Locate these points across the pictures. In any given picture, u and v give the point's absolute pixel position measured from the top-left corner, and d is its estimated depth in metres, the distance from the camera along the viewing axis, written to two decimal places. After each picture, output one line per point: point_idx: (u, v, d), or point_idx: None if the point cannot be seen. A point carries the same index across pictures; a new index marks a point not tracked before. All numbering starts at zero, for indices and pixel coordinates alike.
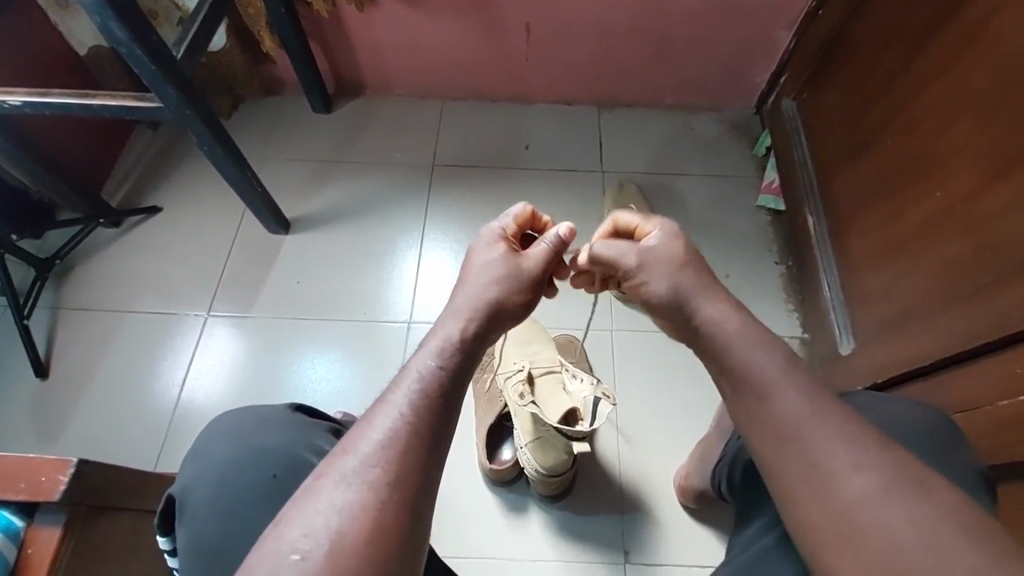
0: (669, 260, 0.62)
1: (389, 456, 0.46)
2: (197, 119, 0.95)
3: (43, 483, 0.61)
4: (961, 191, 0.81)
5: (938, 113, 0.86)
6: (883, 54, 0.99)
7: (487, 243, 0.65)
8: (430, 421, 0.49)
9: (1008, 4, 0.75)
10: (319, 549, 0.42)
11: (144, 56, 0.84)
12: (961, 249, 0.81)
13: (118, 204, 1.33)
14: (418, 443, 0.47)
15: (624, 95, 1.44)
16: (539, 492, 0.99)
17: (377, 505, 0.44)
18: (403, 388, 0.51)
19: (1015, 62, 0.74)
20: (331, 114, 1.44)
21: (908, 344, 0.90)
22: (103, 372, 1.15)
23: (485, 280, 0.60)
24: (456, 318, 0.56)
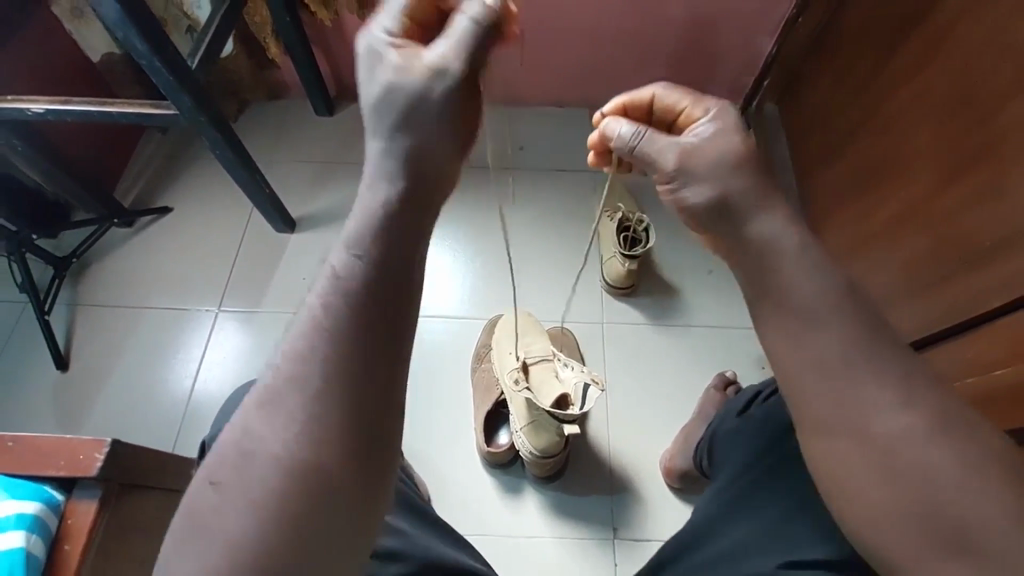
0: (721, 159, 0.55)
1: (303, 373, 0.41)
2: (210, 125, 1.01)
3: (81, 460, 0.67)
4: (927, 187, 0.87)
5: (908, 111, 0.91)
6: (857, 61, 1.05)
7: (370, 57, 0.48)
8: (348, 324, 0.42)
9: (963, 18, 0.81)
10: (234, 480, 0.39)
11: (162, 68, 0.89)
12: (925, 241, 0.87)
13: (130, 205, 1.38)
14: (338, 354, 0.41)
15: (615, 98, 1.50)
16: (533, 474, 1.05)
17: (297, 426, 0.40)
18: (318, 288, 0.44)
19: (980, 61, 0.78)
20: (333, 117, 1.50)
21: (919, 307, 0.90)
22: (120, 364, 1.21)
23: (386, 120, 0.47)
24: (372, 189, 0.46)
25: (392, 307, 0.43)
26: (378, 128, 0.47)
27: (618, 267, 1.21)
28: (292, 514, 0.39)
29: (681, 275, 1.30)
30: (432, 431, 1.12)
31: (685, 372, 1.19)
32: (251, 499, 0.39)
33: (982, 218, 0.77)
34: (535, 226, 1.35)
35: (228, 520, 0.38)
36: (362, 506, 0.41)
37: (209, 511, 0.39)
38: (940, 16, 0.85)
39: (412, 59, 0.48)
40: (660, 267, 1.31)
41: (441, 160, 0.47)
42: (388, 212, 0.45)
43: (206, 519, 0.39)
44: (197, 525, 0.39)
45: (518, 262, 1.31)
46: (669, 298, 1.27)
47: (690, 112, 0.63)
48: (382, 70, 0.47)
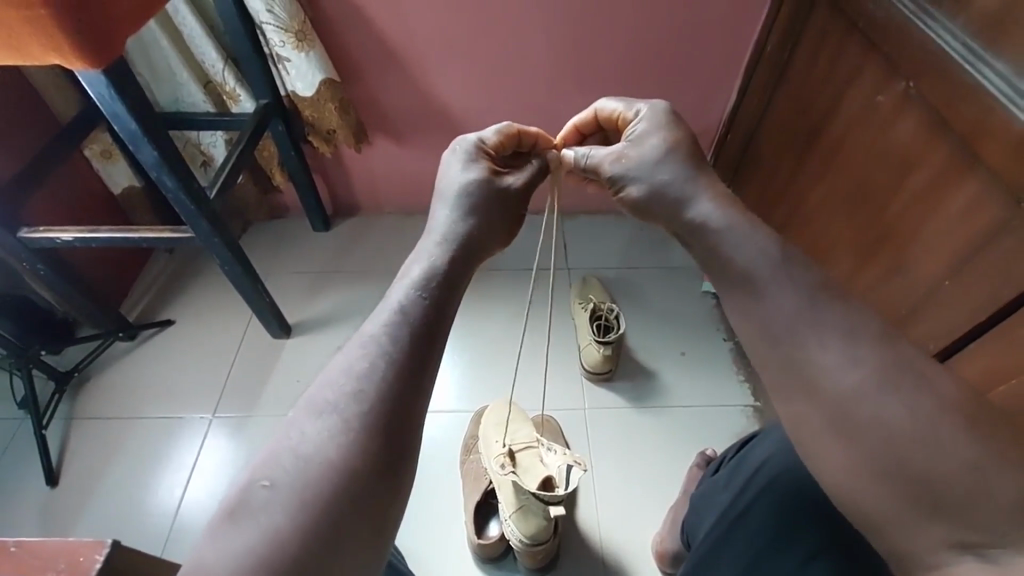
0: (650, 156, 0.68)
1: (364, 385, 0.45)
2: (222, 245, 1.14)
3: (82, 562, 0.69)
4: (875, 233, 0.95)
5: (838, 173, 1.03)
6: (783, 154, 1.21)
7: (465, 159, 0.68)
8: (406, 348, 0.47)
9: (850, 131, 0.99)
10: (287, 480, 0.40)
11: (185, 199, 1.04)
12: (893, 278, 0.92)
13: (135, 318, 1.46)
14: (395, 372, 0.46)
15: (583, 204, 1.68)
16: (525, 566, 1.05)
17: (353, 430, 0.43)
18: (382, 315, 0.50)
19: (864, 169, 0.97)
20: (329, 231, 1.65)
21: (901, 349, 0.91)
22: (113, 475, 1.22)
23: (457, 205, 0.63)
24: (433, 249, 0.57)
25: (441, 343, 0.50)
26: (454, 208, 0.63)
27: (594, 353, 1.29)
28: (334, 518, 0.39)
29: (654, 359, 1.39)
30: (422, 527, 1.12)
31: (667, 454, 1.23)
32: (303, 499, 0.39)
33: (915, 274, 0.88)
34: (517, 321, 1.45)
35: (273, 515, 0.38)
36: (384, 529, 0.42)
37: (255, 508, 0.39)
38: (833, 132, 1.04)
39: (488, 168, 0.68)
40: (634, 352, 1.40)
41: (483, 248, 0.61)
42: (444, 268, 0.55)
43: (251, 513, 0.39)
44: (240, 522, 0.38)
45: (500, 355, 1.39)
46: (645, 382, 1.35)
47: (623, 115, 0.75)
48: (469, 168, 0.67)
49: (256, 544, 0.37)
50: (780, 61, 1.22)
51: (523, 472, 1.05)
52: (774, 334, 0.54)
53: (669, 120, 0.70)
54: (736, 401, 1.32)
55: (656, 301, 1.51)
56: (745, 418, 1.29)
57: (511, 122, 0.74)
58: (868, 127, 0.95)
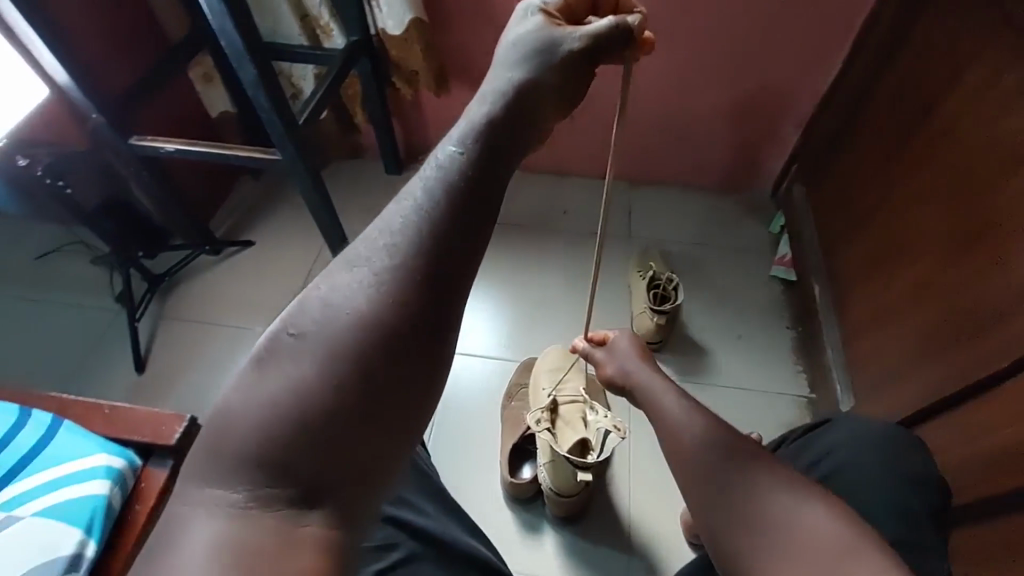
0: (625, 352, 0.88)
1: (396, 243, 0.43)
2: (305, 171, 1.20)
3: (163, 430, 0.78)
4: (959, 237, 0.89)
5: (954, 144, 0.92)
6: (884, 135, 1.12)
7: (522, 14, 0.58)
8: (446, 209, 0.44)
9: (965, 116, 0.91)
10: (315, 331, 0.41)
11: (278, 123, 1.10)
12: (959, 289, 0.87)
13: (220, 235, 1.58)
14: (429, 234, 0.43)
15: (653, 175, 1.64)
16: (553, 512, 1.08)
17: (384, 293, 0.41)
18: (425, 174, 0.46)
19: (977, 155, 0.88)
20: (400, 175, 1.70)
21: (937, 374, 0.89)
22: (192, 369, 1.35)
23: (512, 53, 0.54)
24: (480, 106, 0.50)
25: (491, 210, 0.46)
26: (509, 59, 0.54)
27: (648, 322, 1.28)
28: (360, 372, 0.39)
29: (709, 337, 1.36)
30: (461, 460, 1.18)
31: None
32: (329, 351, 0.40)
33: (1008, 278, 0.79)
34: (573, 282, 1.46)
35: (302, 364, 0.39)
36: (414, 400, 0.41)
37: (284, 354, 0.40)
38: (944, 115, 0.95)
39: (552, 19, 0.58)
40: (689, 328, 1.37)
41: (547, 109, 0.52)
42: (498, 124, 0.49)
43: (280, 361, 0.40)
44: (270, 365, 0.40)
45: (554, 314, 1.40)
46: (696, 358, 1.32)
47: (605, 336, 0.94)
48: (525, 20, 0.57)
49: (284, 386, 0.39)
50: (899, 33, 1.12)
51: (558, 425, 1.08)
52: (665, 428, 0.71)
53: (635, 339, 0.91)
54: (791, 391, 1.28)
55: (719, 280, 1.47)
56: (796, 409, 1.26)
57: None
58: (988, 110, 0.86)
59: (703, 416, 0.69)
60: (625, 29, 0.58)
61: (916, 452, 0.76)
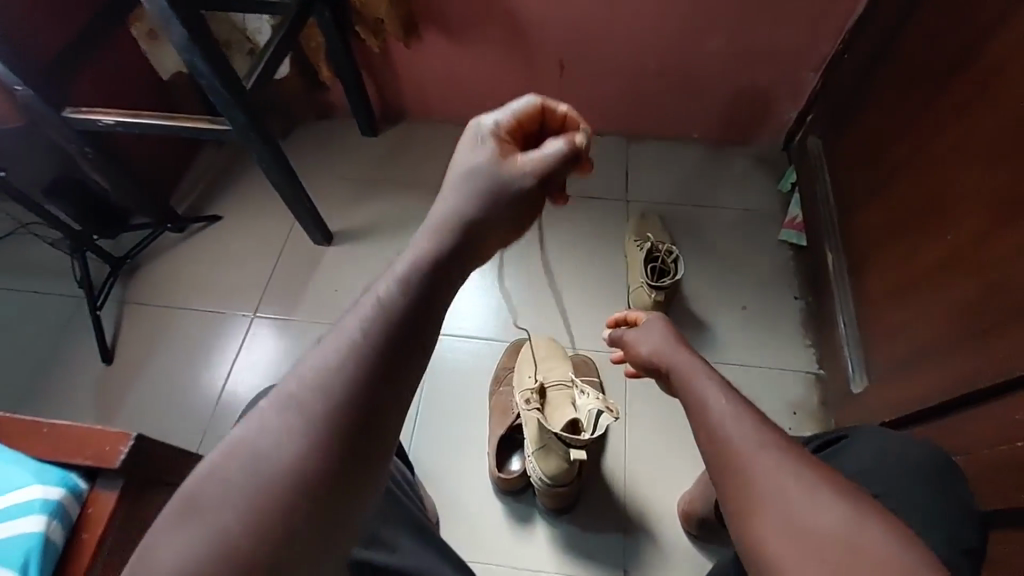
0: (658, 334, 0.77)
1: (330, 381, 0.41)
2: (259, 142, 1.07)
3: (106, 451, 0.71)
4: (978, 229, 0.80)
5: (975, 132, 0.83)
6: (911, 90, 0.99)
7: (475, 142, 0.55)
8: (382, 349, 0.42)
9: (1006, 77, 0.78)
10: (240, 476, 0.38)
11: (220, 87, 0.96)
12: (974, 287, 0.80)
13: (184, 211, 1.47)
14: (365, 374, 0.41)
15: (653, 129, 1.49)
16: (544, 504, 1.03)
17: (314, 442, 0.39)
18: (368, 304, 0.44)
19: (992, 154, 0.79)
20: (376, 137, 1.56)
21: (955, 367, 0.81)
22: (162, 358, 1.28)
23: (462, 185, 0.52)
24: (425, 241, 0.48)
25: (424, 346, 0.44)
26: (454, 194, 0.52)
27: (645, 298, 1.19)
28: (284, 522, 0.37)
29: (711, 310, 1.27)
30: (448, 450, 1.12)
31: None
32: (254, 501, 0.38)
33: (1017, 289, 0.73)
34: (566, 252, 1.35)
35: (225, 516, 0.37)
36: (340, 541, 0.39)
37: (206, 502, 0.38)
38: (983, 70, 0.82)
39: (505, 146, 0.56)
40: (689, 300, 1.28)
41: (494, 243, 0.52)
42: (440, 261, 0.47)
43: (202, 512, 0.38)
44: (191, 514, 0.38)
45: (544, 288, 1.30)
46: (697, 333, 1.24)
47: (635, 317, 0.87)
48: (475, 148, 0.55)
49: (200, 539, 0.37)
50: None
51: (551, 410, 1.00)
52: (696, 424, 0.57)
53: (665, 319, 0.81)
54: (797, 366, 1.20)
55: (723, 246, 1.36)
56: (804, 385, 1.18)
57: (536, 97, 0.61)
58: None
59: None
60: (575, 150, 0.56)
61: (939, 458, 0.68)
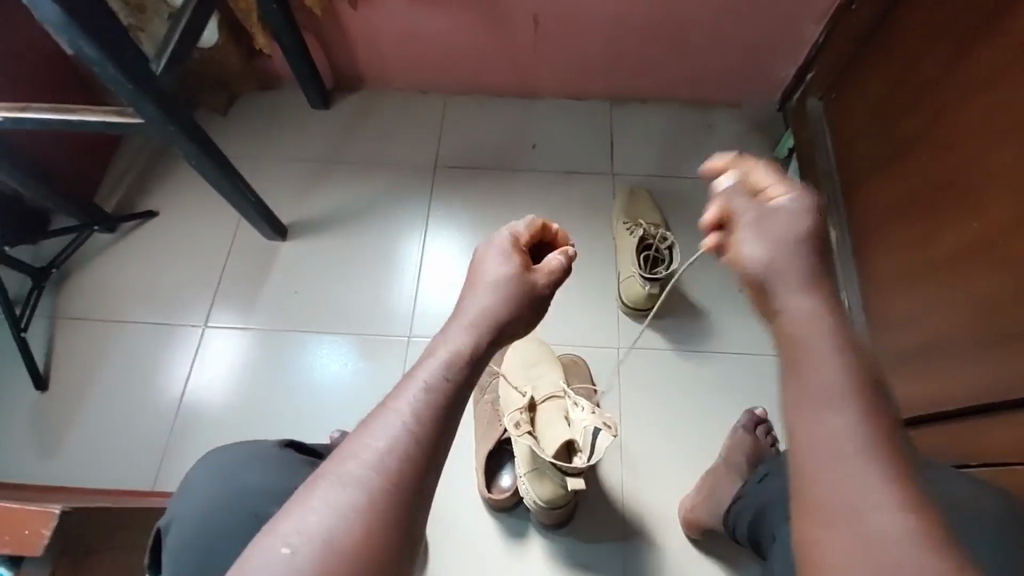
0: (795, 228, 0.51)
1: (386, 465, 0.45)
2: (182, 135, 0.91)
3: (26, 537, 0.60)
4: (999, 220, 0.73)
5: (992, 115, 0.75)
6: (924, 53, 0.88)
7: (505, 247, 0.61)
8: (427, 439, 0.47)
9: None
10: (306, 548, 0.42)
11: (119, 75, 0.79)
12: (996, 284, 0.73)
13: (113, 208, 1.29)
14: (419, 450, 0.46)
15: (638, 92, 1.35)
16: (539, 520, 0.97)
17: (371, 511, 0.43)
18: (426, 367, 0.51)
19: (1000, 145, 0.73)
20: (329, 110, 1.38)
21: (977, 370, 0.75)
22: (103, 380, 1.14)
23: (493, 293, 0.57)
24: (461, 334, 0.54)
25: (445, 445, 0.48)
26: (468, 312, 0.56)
27: (637, 288, 1.09)
28: None
29: (706, 294, 1.18)
30: None
31: (711, 406, 1.08)
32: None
33: None
34: None
35: None
36: None
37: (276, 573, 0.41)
38: (1010, 39, 0.73)
39: (517, 267, 0.59)
40: (683, 284, 1.19)
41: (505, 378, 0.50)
42: (469, 363, 0.52)
43: None
44: None
45: None
46: (693, 321, 1.15)
47: (765, 190, 0.54)
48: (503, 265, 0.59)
49: None
50: None
51: (541, 424, 0.91)
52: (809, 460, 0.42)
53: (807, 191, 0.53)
54: None
55: None
56: None
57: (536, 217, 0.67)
58: None
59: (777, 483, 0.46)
60: (523, 276, 0.59)
61: (975, 485, 0.61)
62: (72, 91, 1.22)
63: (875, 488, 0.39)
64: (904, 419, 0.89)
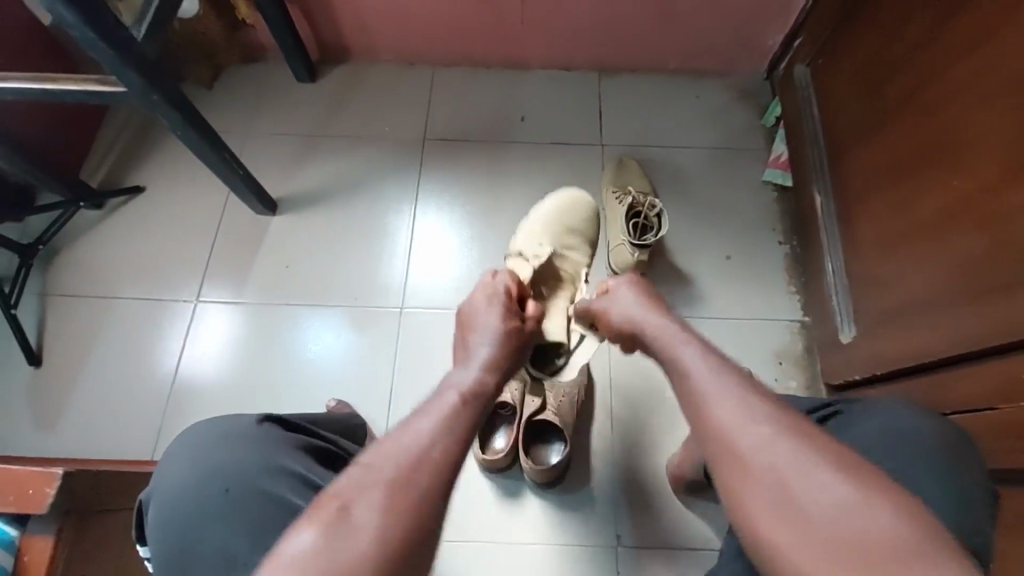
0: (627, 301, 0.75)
1: (407, 466, 0.50)
2: (165, 104, 0.90)
3: (30, 496, 0.64)
4: (978, 180, 0.75)
5: (973, 78, 0.76)
6: (908, 17, 0.89)
7: (488, 294, 0.75)
8: (450, 446, 0.53)
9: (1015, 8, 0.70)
10: (346, 527, 0.46)
11: (98, 40, 0.78)
12: (973, 243, 0.75)
13: (99, 184, 1.28)
14: (443, 459, 0.51)
15: (626, 61, 1.35)
16: (532, 480, 0.99)
17: (394, 507, 0.47)
18: (445, 399, 0.57)
19: (980, 107, 0.75)
20: (315, 83, 1.37)
21: (951, 326, 0.78)
22: (97, 356, 1.15)
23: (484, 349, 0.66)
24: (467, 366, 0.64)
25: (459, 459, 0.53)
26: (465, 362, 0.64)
27: (626, 255, 1.11)
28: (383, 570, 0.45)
29: (695, 262, 1.20)
30: None
31: None
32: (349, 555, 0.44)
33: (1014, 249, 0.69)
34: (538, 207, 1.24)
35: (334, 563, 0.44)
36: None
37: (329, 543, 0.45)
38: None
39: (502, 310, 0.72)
40: (672, 252, 1.21)
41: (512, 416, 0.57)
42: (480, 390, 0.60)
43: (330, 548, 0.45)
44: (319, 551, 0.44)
45: None
46: (681, 287, 1.17)
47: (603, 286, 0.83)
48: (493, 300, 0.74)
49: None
50: None
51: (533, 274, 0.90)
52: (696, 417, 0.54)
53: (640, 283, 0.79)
54: (782, 315, 1.16)
55: (705, 190, 1.27)
56: (790, 334, 1.15)
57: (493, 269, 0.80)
58: None
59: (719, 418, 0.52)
60: (521, 340, 0.70)
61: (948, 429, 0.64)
62: (52, 64, 1.20)
63: (793, 448, 0.47)
64: (879, 374, 0.91)
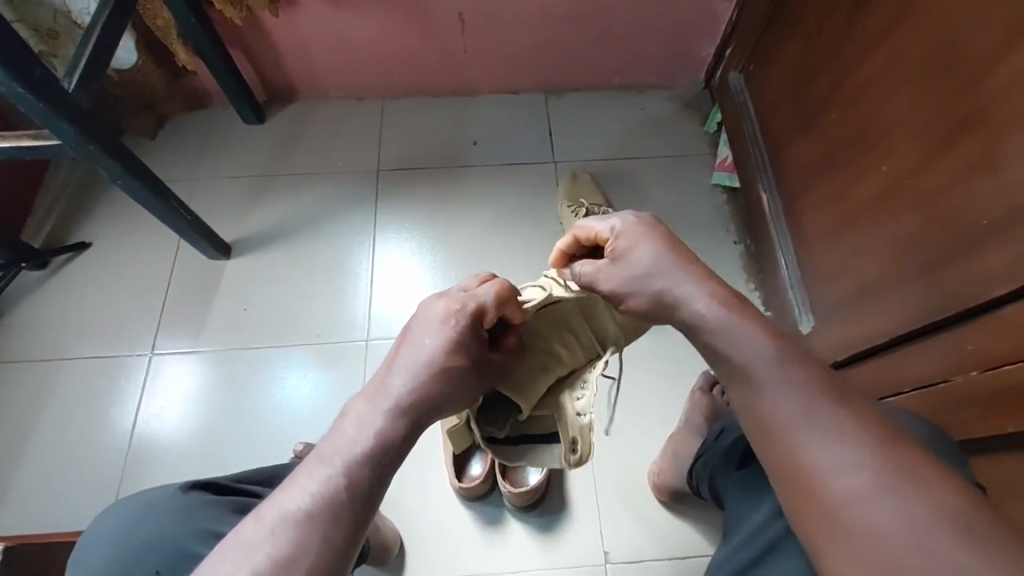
0: (642, 265, 0.56)
1: (318, 505, 0.44)
2: (104, 154, 0.88)
3: None
4: (908, 165, 0.78)
5: (887, 74, 0.82)
6: (823, 21, 0.95)
7: (450, 308, 0.57)
8: (365, 481, 0.46)
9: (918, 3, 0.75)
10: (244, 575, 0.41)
11: (27, 94, 0.76)
12: (909, 224, 0.78)
13: (42, 244, 1.23)
14: (354, 492, 0.45)
15: (570, 81, 1.39)
16: (513, 504, 0.97)
17: (303, 551, 0.42)
18: (313, 476, 0.45)
19: (900, 98, 0.79)
20: (263, 124, 1.36)
21: (897, 306, 0.81)
22: (46, 424, 1.09)
23: (421, 366, 0.53)
24: (401, 381, 0.52)
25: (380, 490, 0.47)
26: (406, 370, 0.53)
27: None
28: None
29: None
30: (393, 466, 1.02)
31: (672, 375, 1.11)
32: None
33: (949, 226, 0.72)
34: (496, 227, 1.25)
35: None
36: None
37: None
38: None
39: (460, 330, 0.56)
40: None
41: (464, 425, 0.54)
42: (418, 402, 0.51)
43: None
44: None
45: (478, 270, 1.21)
46: None
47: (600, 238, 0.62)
48: (454, 320, 0.56)
49: None
50: None
51: (538, 326, 0.69)
52: (734, 371, 0.50)
53: (649, 232, 0.58)
54: None
55: (658, 196, 1.30)
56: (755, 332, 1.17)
57: (499, 284, 0.61)
58: None
59: (744, 368, 0.49)
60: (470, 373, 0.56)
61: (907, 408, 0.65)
62: None
63: (822, 421, 0.45)
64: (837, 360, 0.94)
